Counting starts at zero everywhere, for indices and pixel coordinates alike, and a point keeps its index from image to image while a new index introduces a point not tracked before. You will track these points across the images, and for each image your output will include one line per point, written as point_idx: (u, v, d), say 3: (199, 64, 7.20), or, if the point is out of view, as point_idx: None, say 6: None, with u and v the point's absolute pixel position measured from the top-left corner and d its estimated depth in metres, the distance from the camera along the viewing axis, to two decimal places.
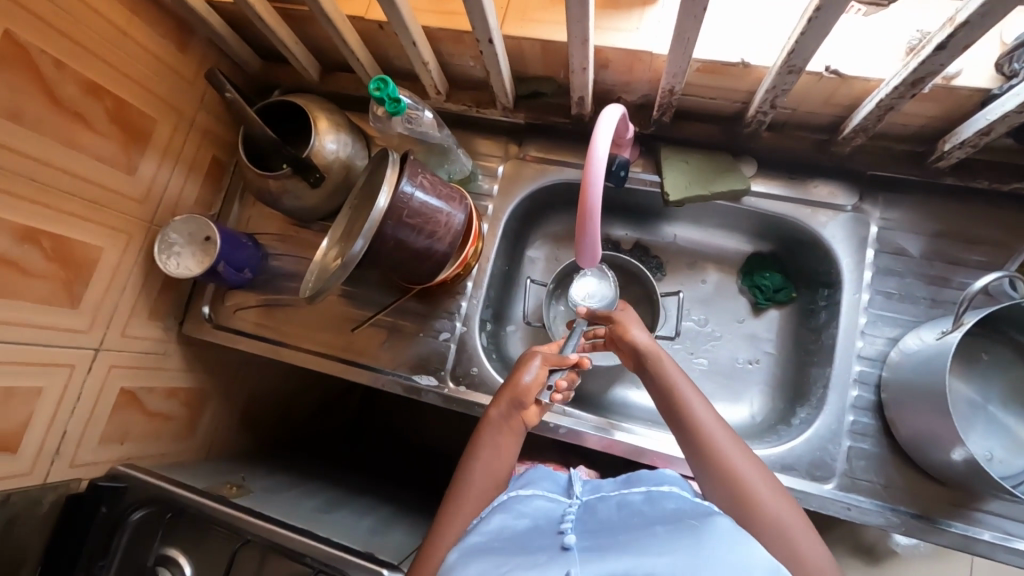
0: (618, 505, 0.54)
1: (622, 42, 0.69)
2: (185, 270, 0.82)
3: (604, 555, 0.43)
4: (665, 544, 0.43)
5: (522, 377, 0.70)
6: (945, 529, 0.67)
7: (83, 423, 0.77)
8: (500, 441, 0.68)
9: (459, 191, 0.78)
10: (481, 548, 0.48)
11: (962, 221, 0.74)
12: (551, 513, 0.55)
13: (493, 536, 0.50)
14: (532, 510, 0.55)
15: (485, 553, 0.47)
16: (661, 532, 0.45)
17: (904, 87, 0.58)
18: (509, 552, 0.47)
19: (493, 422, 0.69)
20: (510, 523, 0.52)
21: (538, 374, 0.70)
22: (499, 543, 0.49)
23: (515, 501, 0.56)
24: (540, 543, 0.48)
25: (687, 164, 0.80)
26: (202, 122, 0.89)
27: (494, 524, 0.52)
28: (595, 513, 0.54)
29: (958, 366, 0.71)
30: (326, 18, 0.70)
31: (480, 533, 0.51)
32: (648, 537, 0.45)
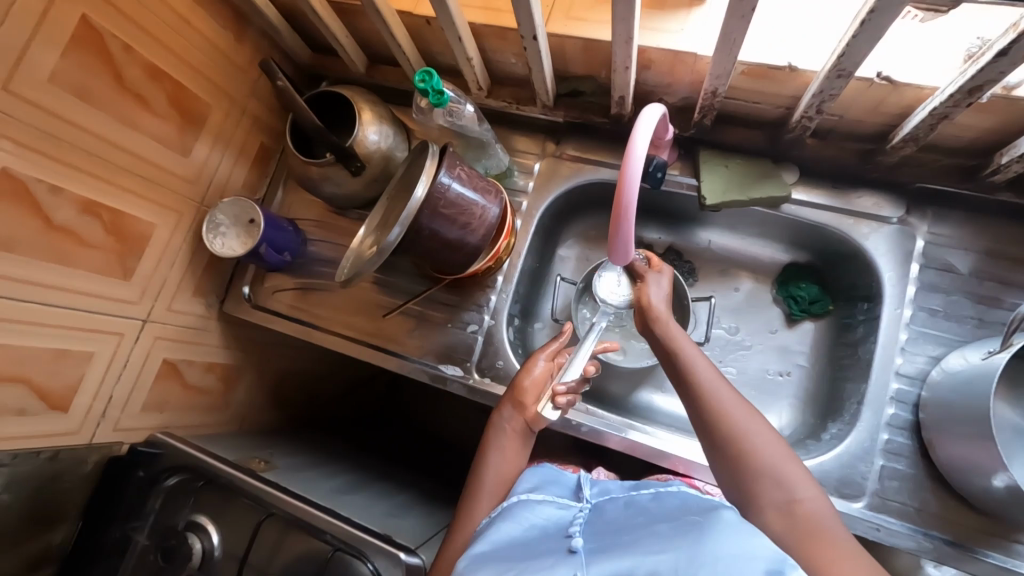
0: (625, 505, 0.56)
1: (667, 42, 0.69)
2: (229, 250, 0.86)
3: (608, 556, 0.46)
4: (668, 542, 0.45)
5: (522, 378, 0.76)
6: (982, 559, 0.64)
7: (127, 389, 0.81)
8: (506, 439, 0.73)
9: (494, 185, 0.79)
10: (490, 555, 0.50)
11: (1017, 240, 0.71)
12: (559, 517, 0.56)
13: (503, 547, 0.51)
14: (541, 513, 0.56)
15: (494, 561, 0.49)
16: (666, 531, 0.47)
17: (960, 95, 0.56)
18: (517, 557, 0.49)
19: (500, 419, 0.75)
20: (519, 530, 0.54)
21: (534, 372, 0.76)
22: (508, 550, 0.51)
23: (524, 506, 0.58)
24: (548, 547, 0.49)
25: (726, 169, 0.79)
26: (252, 109, 0.93)
27: (503, 533, 0.54)
28: (603, 514, 0.55)
29: (1004, 390, 0.67)
30: (376, 11, 0.72)
31: (489, 541, 0.53)
32: (652, 536, 0.47)
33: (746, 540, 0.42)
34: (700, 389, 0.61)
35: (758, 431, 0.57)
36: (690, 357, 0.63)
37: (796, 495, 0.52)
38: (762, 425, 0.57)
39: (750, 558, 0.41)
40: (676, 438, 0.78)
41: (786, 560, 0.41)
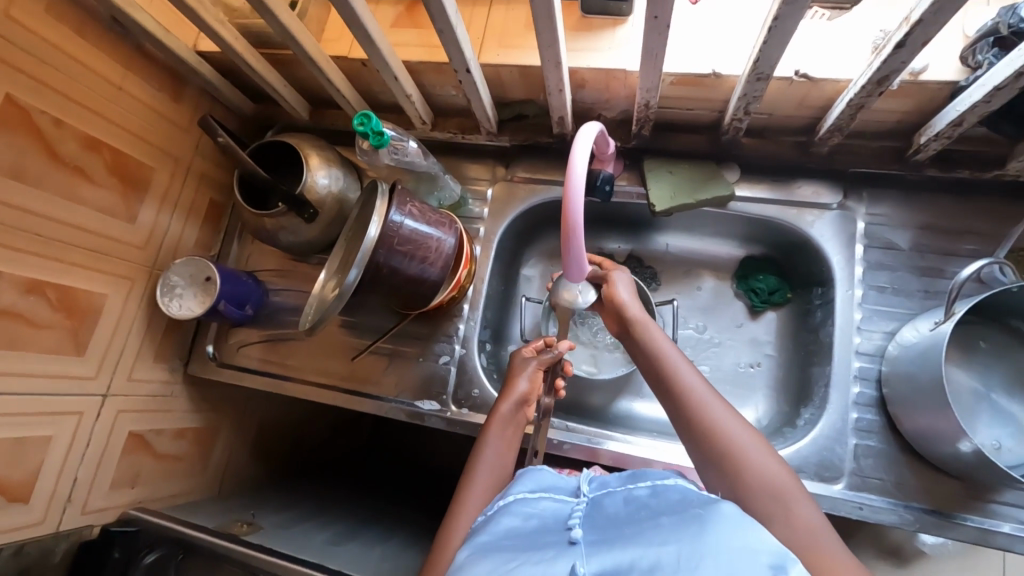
0: (626, 499, 0.54)
1: (596, 62, 0.71)
2: (187, 310, 0.84)
3: (611, 549, 0.44)
4: (670, 535, 0.43)
5: (520, 380, 0.72)
6: (961, 523, 0.66)
7: (93, 468, 0.78)
8: (506, 439, 0.69)
9: (448, 216, 0.80)
10: (490, 547, 0.49)
11: (949, 213, 0.75)
12: (559, 511, 0.54)
13: (501, 539, 0.50)
14: (540, 509, 0.55)
15: (493, 552, 0.48)
16: (666, 524, 0.45)
17: (871, 86, 0.59)
18: (516, 549, 0.48)
19: (500, 419, 0.70)
20: (518, 523, 0.53)
21: (532, 377, 0.73)
22: (507, 542, 0.50)
23: (522, 502, 0.56)
24: (547, 541, 0.48)
25: (672, 175, 0.82)
26: (198, 166, 0.92)
27: (503, 525, 0.53)
28: (603, 508, 0.53)
29: (958, 357, 0.70)
30: (310, 60, 0.72)
31: (488, 534, 0.52)
32: (654, 529, 0.45)
33: (751, 531, 0.41)
34: (688, 398, 0.58)
35: (751, 442, 0.54)
36: (677, 366, 0.61)
37: (791, 508, 0.50)
38: (753, 435, 0.55)
39: (754, 553, 0.40)
40: (659, 444, 0.78)
41: (788, 555, 0.40)
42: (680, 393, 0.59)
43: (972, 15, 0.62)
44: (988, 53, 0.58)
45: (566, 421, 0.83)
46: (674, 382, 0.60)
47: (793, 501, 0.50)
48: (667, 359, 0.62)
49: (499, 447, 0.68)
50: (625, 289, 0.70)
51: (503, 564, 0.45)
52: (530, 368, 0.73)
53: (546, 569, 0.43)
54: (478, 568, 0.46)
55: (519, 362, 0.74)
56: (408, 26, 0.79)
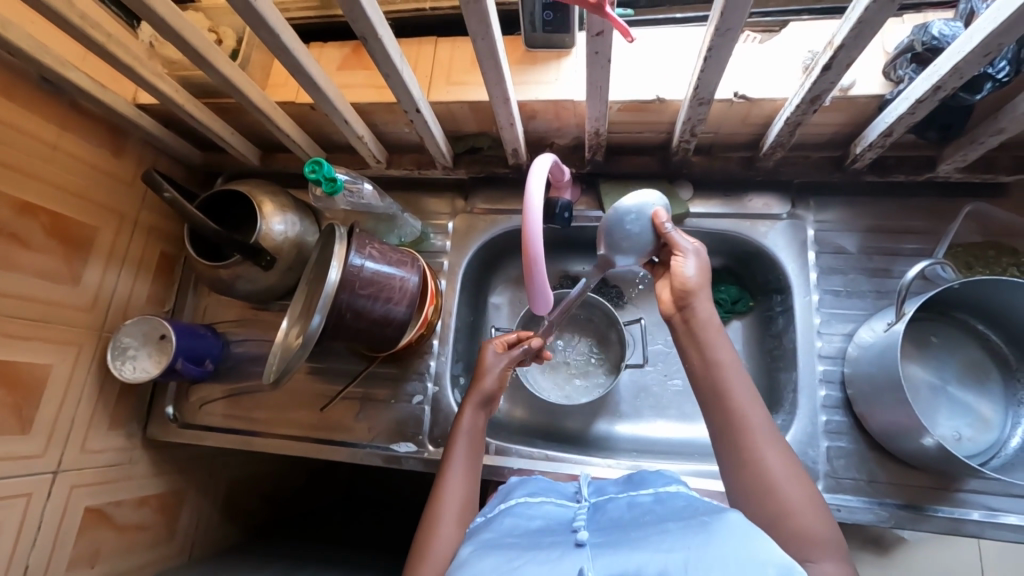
0: (628, 504, 0.54)
1: (544, 94, 0.72)
2: (143, 372, 0.80)
3: (617, 551, 0.43)
4: (677, 542, 0.42)
5: (490, 371, 0.71)
6: (932, 515, 0.67)
7: (48, 551, 0.72)
8: (476, 424, 0.69)
9: (409, 254, 0.79)
10: (494, 543, 0.48)
11: (889, 215, 0.78)
12: (562, 515, 0.54)
13: (504, 536, 0.50)
14: (542, 513, 0.55)
15: (498, 549, 0.47)
16: (673, 529, 0.44)
17: (806, 104, 0.62)
18: (522, 547, 0.46)
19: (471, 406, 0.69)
20: (523, 523, 0.52)
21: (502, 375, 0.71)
22: (512, 538, 0.49)
23: (525, 505, 0.56)
24: (551, 540, 0.47)
25: (628, 197, 0.84)
26: (146, 222, 0.89)
27: (507, 524, 0.53)
28: (607, 512, 0.53)
29: (913, 353, 0.73)
30: (256, 108, 0.71)
31: (493, 531, 0.52)
32: (661, 533, 0.44)
33: (761, 543, 0.40)
34: (737, 423, 0.56)
35: (793, 483, 0.52)
36: (732, 388, 0.58)
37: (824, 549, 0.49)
38: (795, 469, 0.53)
39: (763, 567, 0.38)
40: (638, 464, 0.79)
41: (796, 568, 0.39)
42: (730, 419, 0.56)
43: (891, 32, 0.67)
44: (908, 69, 0.62)
45: (546, 450, 0.82)
46: (726, 403, 0.57)
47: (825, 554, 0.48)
48: (724, 373, 0.59)
49: (469, 438, 0.68)
50: (693, 266, 0.63)
51: (506, 562, 0.44)
52: (500, 366, 0.72)
53: (551, 567, 0.42)
54: (483, 562, 0.45)
55: (489, 359, 0.72)
56: (355, 68, 0.79)
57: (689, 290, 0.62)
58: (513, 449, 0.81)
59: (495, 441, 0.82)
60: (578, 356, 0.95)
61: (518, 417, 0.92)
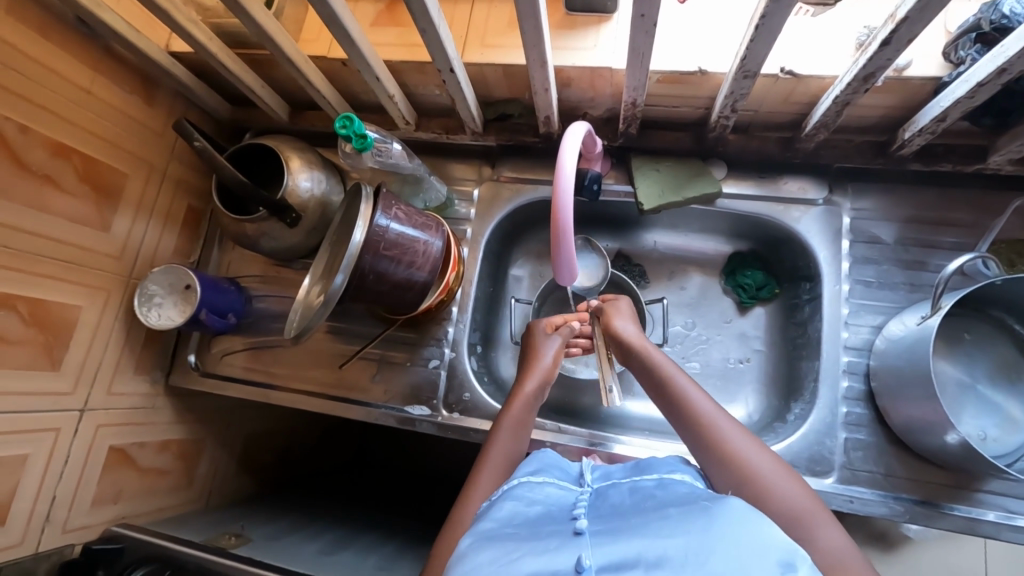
0: (630, 490, 0.54)
1: (581, 60, 0.70)
2: (167, 321, 0.82)
3: (616, 540, 0.43)
4: (678, 528, 0.42)
5: (546, 358, 0.73)
6: (948, 512, 0.66)
7: (73, 485, 0.75)
8: (521, 419, 0.68)
9: (434, 218, 0.78)
10: (493, 533, 0.48)
11: (933, 207, 0.75)
12: (562, 501, 0.54)
13: (505, 524, 0.49)
14: (543, 496, 0.55)
15: (496, 540, 0.46)
16: (674, 516, 0.44)
17: (857, 82, 0.59)
18: (520, 538, 0.46)
19: (525, 396, 0.70)
20: (523, 508, 0.52)
21: (554, 355, 0.74)
22: (511, 528, 0.48)
23: (526, 489, 0.56)
24: (552, 529, 0.47)
25: (659, 172, 0.82)
26: (174, 171, 0.89)
27: (506, 510, 0.52)
28: (608, 498, 0.53)
29: (942, 350, 0.71)
30: (288, 60, 0.70)
31: (491, 518, 0.51)
32: (661, 520, 0.44)
33: (760, 527, 0.40)
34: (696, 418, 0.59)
35: (770, 467, 0.54)
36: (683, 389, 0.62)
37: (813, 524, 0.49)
38: (766, 453, 0.55)
39: (765, 550, 0.38)
40: (650, 441, 0.79)
41: (796, 551, 0.39)
42: (691, 418, 0.60)
43: (953, 10, 0.63)
44: (970, 49, 0.59)
45: (558, 422, 0.83)
46: (683, 404, 0.61)
47: (816, 527, 0.49)
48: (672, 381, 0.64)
49: (515, 421, 0.68)
50: (628, 322, 0.72)
51: (505, 555, 0.43)
52: (553, 345, 0.75)
53: (551, 558, 0.41)
54: (482, 555, 0.44)
55: (538, 337, 0.76)
56: (389, 25, 0.77)
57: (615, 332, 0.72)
58: None
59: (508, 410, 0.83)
60: None
61: None
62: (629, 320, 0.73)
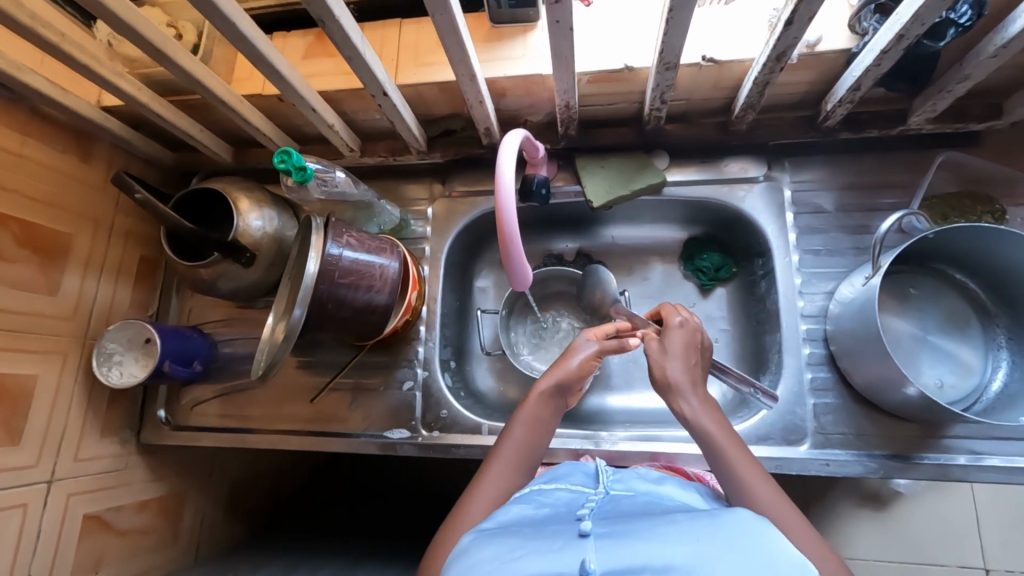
0: (642, 503, 0.53)
1: (512, 70, 0.72)
2: (130, 377, 0.80)
3: (623, 544, 0.42)
4: (686, 536, 0.42)
5: (576, 358, 0.68)
6: (919, 462, 0.68)
7: (48, 560, 0.73)
8: (541, 416, 0.65)
9: (389, 240, 0.78)
10: (496, 532, 0.47)
11: (867, 171, 0.78)
12: (571, 505, 0.54)
13: (510, 525, 0.49)
14: (552, 501, 0.55)
15: (499, 538, 0.46)
16: (683, 521, 0.44)
17: (772, 62, 0.61)
18: (524, 536, 0.46)
19: (539, 397, 0.66)
20: (530, 512, 0.52)
21: (585, 359, 0.68)
22: (516, 528, 0.48)
23: (536, 494, 0.56)
24: (558, 529, 0.47)
25: (605, 169, 0.83)
26: (122, 225, 0.88)
27: (513, 513, 0.52)
28: (616, 505, 0.53)
29: (893, 307, 0.73)
30: (221, 101, 0.70)
31: (497, 518, 0.51)
32: (669, 524, 0.44)
33: (772, 540, 0.41)
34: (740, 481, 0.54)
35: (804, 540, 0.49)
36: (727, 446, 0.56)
37: None
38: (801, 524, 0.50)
39: (773, 565, 0.39)
40: (631, 435, 0.80)
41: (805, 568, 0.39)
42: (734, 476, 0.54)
43: None
44: (871, 20, 0.62)
45: None
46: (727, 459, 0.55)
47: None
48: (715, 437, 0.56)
49: (530, 427, 0.64)
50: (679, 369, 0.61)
51: (508, 552, 0.43)
52: (588, 351, 0.69)
53: (554, 559, 0.41)
54: (483, 552, 0.44)
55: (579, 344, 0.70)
56: (321, 55, 0.78)
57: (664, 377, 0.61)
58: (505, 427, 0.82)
59: (487, 421, 0.83)
60: (561, 333, 0.96)
61: (511, 397, 0.93)
62: (678, 362, 0.61)
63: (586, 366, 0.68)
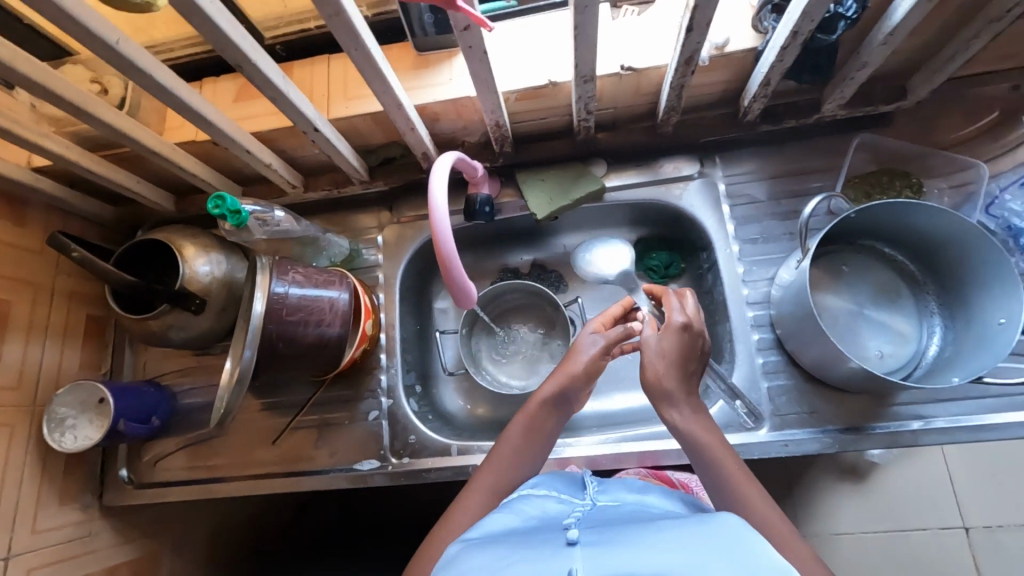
0: (627, 513, 0.53)
1: (440, 95, 0.73)
2: (85, 440, 0.78)
3: (611, 552, 0.42)
4: (674, 543, 0.41)
5: (579, 356, 0.67)
6: (871, 432, 0.71)
7: None
8: (539, 424, 0.65)
9: (338, 272, 0.78)
10: (482, 545, 0.47)
11: (792, 159, 0.82)
12: (557, 517, 0.54)
13: (496, 537, 0.48)
14: (537, 513, 0.54)
15: (485, 552, 0.45)
16: (671, 529, 0.44)
17: (683, 67, 0.64)
18: (510, 548, 0.45)
19: (538, 404, 0.66)
20: (516, 524, 0.52)
21: (587, 355, 0.67)
22: (503, 540, 0.48)
23: (522, 504, 0.56)
24: (544, 540, 0.46)
25: (544, 182, 0.85)
26: (64, 285, 0.86)
27: (498, 524, 0.51)
28: (601, 515, 0.53)
29: (830, 286, 0.76)
30: (151, 152, 0.70)
31: (482, 530, 0.51)
32: (656, 532, 0.44)
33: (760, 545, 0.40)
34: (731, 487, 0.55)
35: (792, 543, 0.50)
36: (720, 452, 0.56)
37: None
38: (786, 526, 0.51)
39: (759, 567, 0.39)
40: (597, 438, 0.81)
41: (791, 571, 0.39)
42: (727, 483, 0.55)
43: None
44: (770, 19, 0.66)
45: None
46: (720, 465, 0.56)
47: None
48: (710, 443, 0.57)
49: (526, 435, 0.64)
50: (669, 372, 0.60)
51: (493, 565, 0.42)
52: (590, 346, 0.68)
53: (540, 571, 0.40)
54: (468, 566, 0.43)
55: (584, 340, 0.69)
56: (251, 97, 0.78)
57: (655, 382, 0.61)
58: (474, 446, 0.82)
59: (456, 442, 0.83)
60: (524, 345, 0.97)
61: (480, 415, 0.93)
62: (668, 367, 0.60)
63: (589, 364, 0.67)
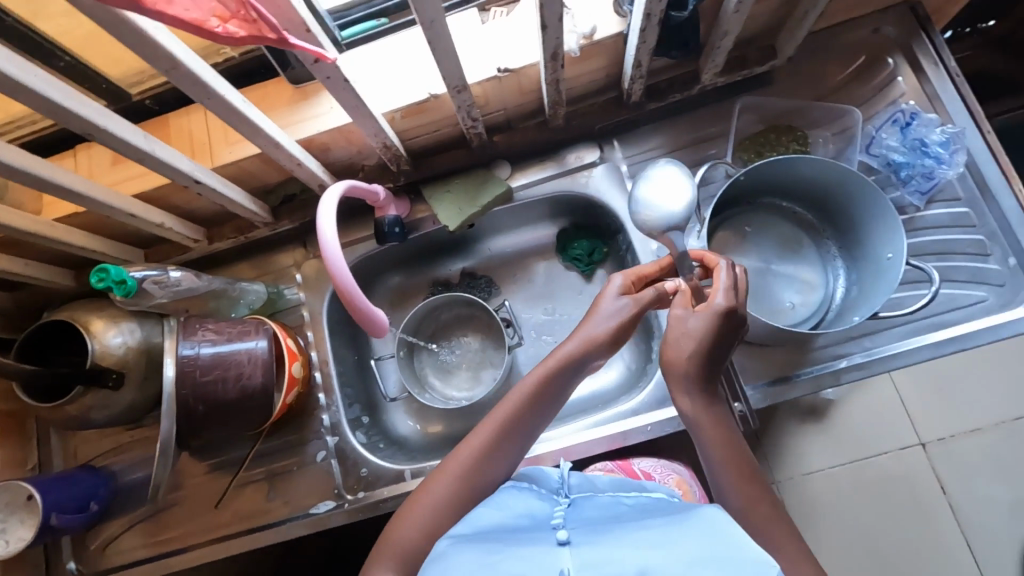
0: (607, 508, 0.54)
1: (322, 125, 0.72)
2: (17, 542, 0.74)
3: (602, 551, 0.42)
4: (662, 540, 0.42)
5: (602, 320, 0.64)
6: (796, 381, 0.74)
7: None
8: (548, 387, 0.64)
9: (255, 319, 0.75)
10: (475, 539, 0.47)
11: (684, 131, 0.84)
12: (542, 513, 0.54)
13: (486, 533, 0.49)
14: (522, 508, 0.55)
15: (476, 547, 0.46)
16: (658, 525, 0.45)
17: (551, 63, 0.65)
18: (501, 544, 0.46)
19: (556, 364, 0.64)
20: (504, 519, 0.52)
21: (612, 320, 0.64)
22: (492, 537, 0.48)
23: (510, 496, 0.57)
24: (532, 537, 0.47)
25: (450, 193, 0.85)
26: None
27: (486, 519, 0.52)
28: (584, 511, 0.54)
29: (734, 247, 0.79)
30: (26, 233, 0.67)
31: (470, 524, 0.51)
32: (645, 529, 0.44)
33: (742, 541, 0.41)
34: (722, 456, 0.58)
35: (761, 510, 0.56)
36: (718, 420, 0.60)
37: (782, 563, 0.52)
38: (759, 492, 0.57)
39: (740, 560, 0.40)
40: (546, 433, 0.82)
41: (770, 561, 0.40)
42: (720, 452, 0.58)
43: None
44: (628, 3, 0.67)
45: None
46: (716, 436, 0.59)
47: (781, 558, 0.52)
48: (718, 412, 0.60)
49: (531, 401, 0.64)
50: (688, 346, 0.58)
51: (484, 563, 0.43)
52: (615, 309, 0.65)
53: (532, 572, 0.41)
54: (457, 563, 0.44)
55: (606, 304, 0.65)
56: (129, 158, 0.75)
57: (672, 356, 0.60)
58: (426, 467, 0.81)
59: (409, 465, 0.82)
60: (468, 354, 0.97)
61: (434, 433, 0.92)
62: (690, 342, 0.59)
63: (612, 329, 0.64)
